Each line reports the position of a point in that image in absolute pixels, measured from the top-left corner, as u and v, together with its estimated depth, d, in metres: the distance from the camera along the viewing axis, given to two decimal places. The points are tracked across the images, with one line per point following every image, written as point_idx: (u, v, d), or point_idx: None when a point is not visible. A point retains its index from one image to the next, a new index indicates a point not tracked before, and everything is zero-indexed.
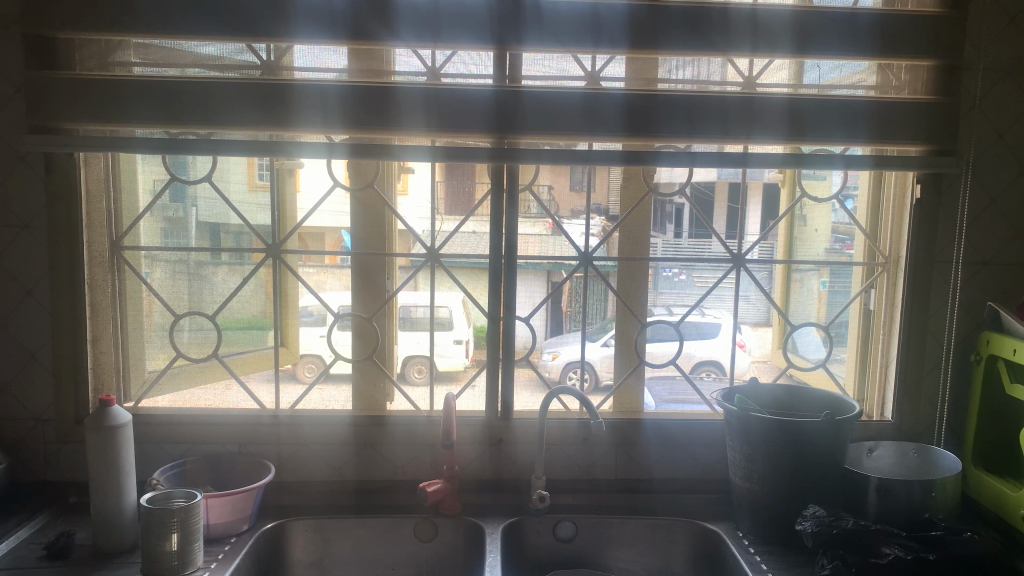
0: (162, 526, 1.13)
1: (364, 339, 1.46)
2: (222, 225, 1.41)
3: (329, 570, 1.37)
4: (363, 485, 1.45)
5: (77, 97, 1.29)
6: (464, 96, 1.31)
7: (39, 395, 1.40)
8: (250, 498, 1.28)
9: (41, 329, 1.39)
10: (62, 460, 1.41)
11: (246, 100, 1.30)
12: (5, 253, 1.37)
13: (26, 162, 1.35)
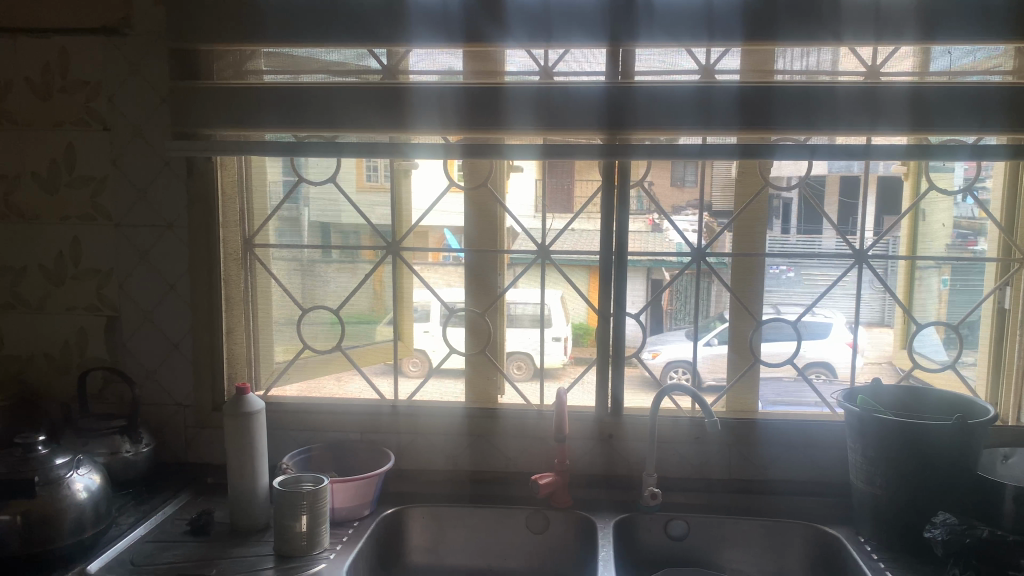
0: (293, 507, 1.21)
1: (477, 335, 1.49)
2: (336, 224, 1.48)
3: (443, 557, 1.41)
4: (477, 476, 1.49)
5: (216, 104, 1.38)
6: (575, 95, 1.33)
7: (181, 382, 1.51)
8: (371, 484, 1.34)
9: (182, 322, 1.49)
10: (201, 444, 1.52)
11: (369, 105, 1.36)
12: (152, 251, 1.48)
13: (170, 167, 1.46)
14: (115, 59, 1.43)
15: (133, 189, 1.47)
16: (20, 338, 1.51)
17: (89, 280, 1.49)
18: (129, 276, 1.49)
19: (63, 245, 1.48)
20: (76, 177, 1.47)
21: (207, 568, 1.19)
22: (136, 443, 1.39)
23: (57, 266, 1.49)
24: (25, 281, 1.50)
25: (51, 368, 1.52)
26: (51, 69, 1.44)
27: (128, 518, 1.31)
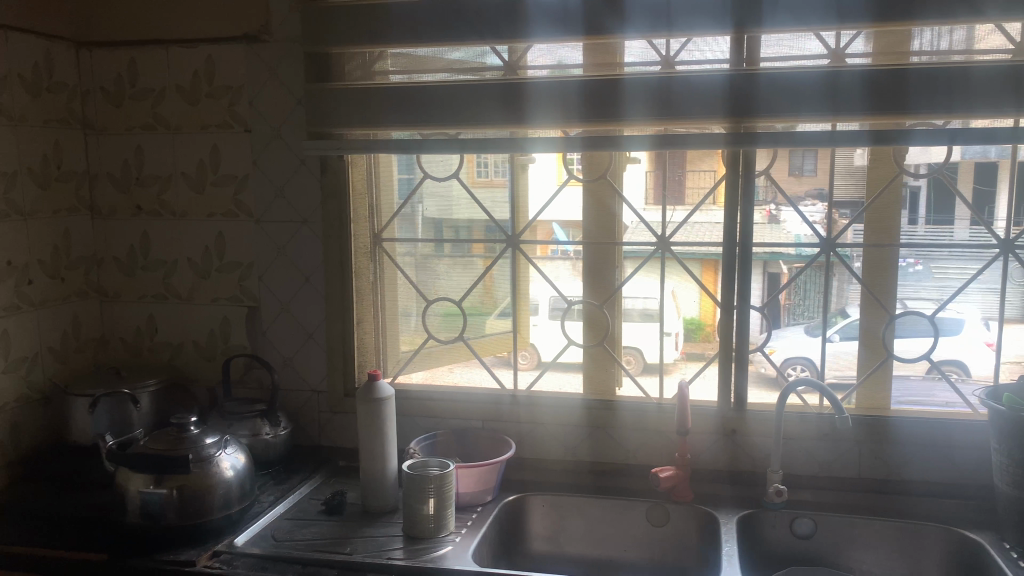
0: (421, 491, 1.25)
1: (596, 327, 1.50)
2: (450, 221, 1.53)
3: (564, 545, 1.43)
4: (599, 466, 1.49)
5: (348, 105, 1.44)
6: (698, 84, 1.31)
7: (315, 369, 1.59)
8: (494, 470, 1.37)
9: (316, 312, 1.57)
10: (334, 428, 1.60)
11: (492, 101, 1.38)
12: (289, 245, 1.57)
13: (305, 165, 1.53)
14: (256, 65, 1.52)
15: (272, 187, 1.55)
16: (172, 327, 1.64)
17: (233, 273, 1.60)
18: (268, 269, 1.58)
19: (209, 240, 1.59)
20: (221, 176, 1.57)
21: (341, 545, 1.25)
22: (275, 427, 1.47)
23: (204, 260, 1.60)
24: (176, 274, 1.62)
25: (199, 355, 1.63)
26: (199, 76, 1.54)
27: (269, 496, 1.39)
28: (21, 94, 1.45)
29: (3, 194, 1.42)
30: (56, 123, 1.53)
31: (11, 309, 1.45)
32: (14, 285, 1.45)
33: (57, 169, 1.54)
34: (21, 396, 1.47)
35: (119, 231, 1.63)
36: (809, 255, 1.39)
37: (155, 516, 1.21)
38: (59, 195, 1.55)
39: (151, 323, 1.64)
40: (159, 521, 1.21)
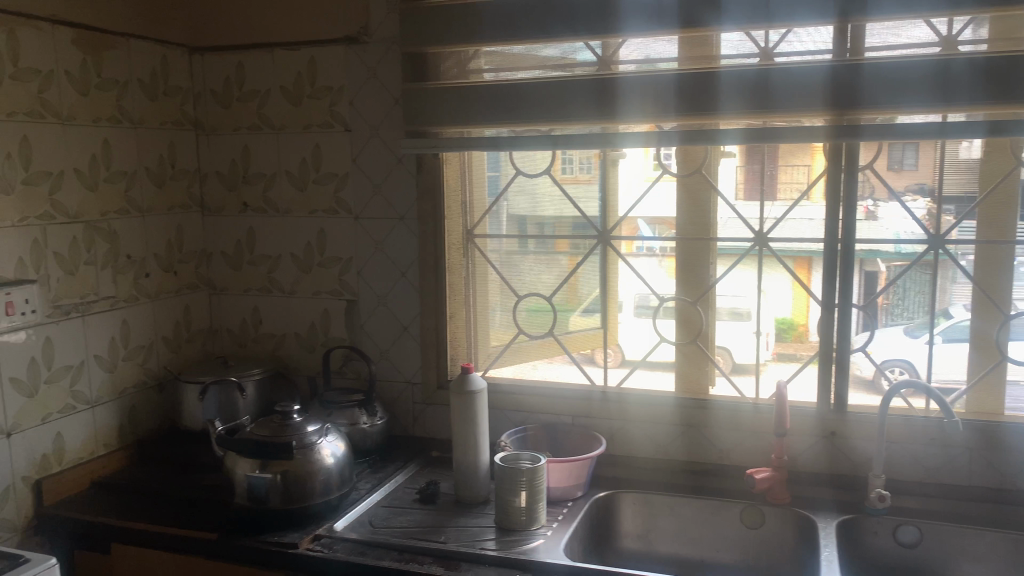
0: (513, 483, 1.27)
1: (688, 324, 1.48)
2: (539, 219, 1.53)
3: (655, 543, 1.42)
4: (692, 466, 1.47)
5: (445, 103, 1.47)
6: (798, 76, 1.28)
7: (409, 361, 1.63)
8: (586, 466, 1.38)
9: (411, 306, 1.61)
10: (427, 419, 1.63)
11: (585, 97, 1.39)
12: (386, 241, 1.61)
13: (402, 163, 1.57)
14: (356, 66, 1.56)
15: (370, 184, 1.60)
16: (275, 319, 1.71)
17: (333, 267, 1.65)
18: (366, 264, 1.63)
19: (311, 236, 1.65)
20: (322, 174, 1.62)
21: (436, 534, 1.28)
22: (371, 416, 1.52)
23: (306, 255, 1.66)
24: (280, 268, 1.69)
25: (300, 346, 1.70)
26: (302, 77, 1.60)
27: (366, 484, 1.44)
28: (141, 98, 1.54)
29: (124, 192, 1.51)
30: (171, 124, 1.62)
31: (131, 300, 1.54)
32: (134, 278, 1.54)
33: (172, 168, 1.63)
34: (139, 381, 1.57)
35: (227, 227, 1.71)
36: (909, 253, 1.33)
37: (260, 499, 1.27)
38: (173, 193, 1.64)
39: (256, 314, 1.72)
40: (264, 504, 1.26)
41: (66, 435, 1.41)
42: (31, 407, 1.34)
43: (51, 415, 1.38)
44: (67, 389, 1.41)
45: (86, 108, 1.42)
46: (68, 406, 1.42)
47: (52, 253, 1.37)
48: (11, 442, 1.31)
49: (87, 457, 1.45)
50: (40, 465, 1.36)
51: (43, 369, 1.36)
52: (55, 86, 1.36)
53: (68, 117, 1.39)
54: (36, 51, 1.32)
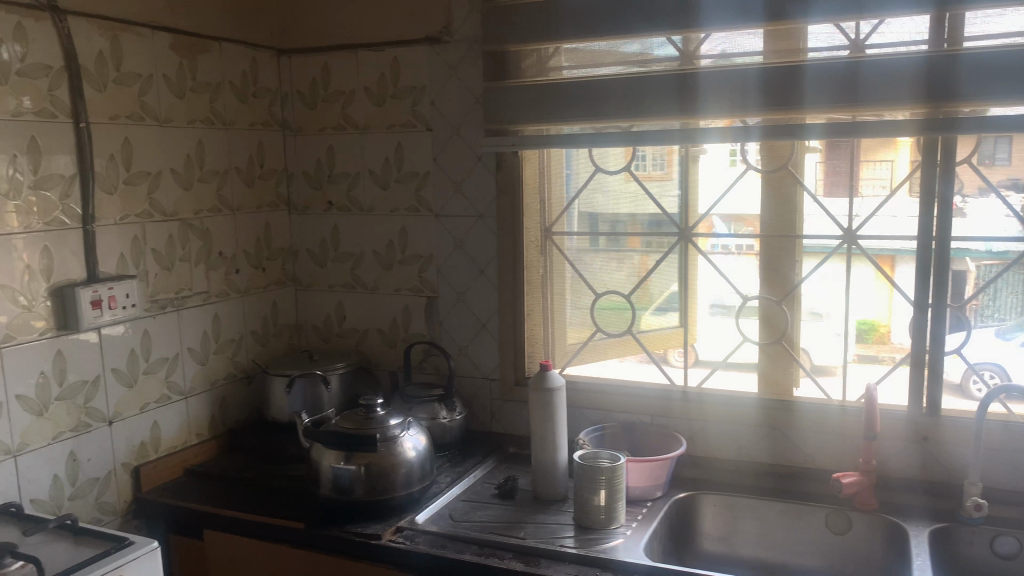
0: (592, 481, 1.27)
1: (772, 324, 1.44)
2: (617, 217, 1.53)
3: (736, 546, 1.40)
4: (776, 468, 1.44)
5: (524, 101, 1.48)
6: (891, 67, 1.23)
7: (488, 358, 1.64)
8: (665, 466, 1.36)
9: (490, 303, 1.62)
10: (504, 415, 1.64)
11: (666, 94, 1.37)
12: (465, 239, 1.62)
13: (482, 161, 1.58)
14: (438, 66, 1.58)
15: (450, 183, 1.62)
16: (358, 315, 1.75)
17: (414, 264, 1.68)
18: (446, 261, 1.65)
19: (393, 234, 1.69)
20: (404, 173, 1.65)
21: (515, 530, 1.29)
22: (451, 411, 1.54)
23: (388, 253, 1.70)
24: (363, 266, 1.73)
25: (382, 341, 1.73)
26: (385, 78, 1.63)
27: (446, 477, 1.46)
28: (232, 100, 1.60)
29: (216, 191, 1.57)
30: (260, 126, 1.67)
31: (222, 295, 1.60)
32: (225, 274, 1.60)
33: (261, 168, 1.68)
34: (229, 374, 1.62)
35: (312, 225, 1.76)
36: (1000, 251, 1.27)
37: (345, 490, 1.30)
38: (262, 192, 1.69)
39: (339, 310, 1.76)
40: (348, 495, 1.29)
41: (162, 424, 1.48)
42: (131, 396, 1.41)
43: (149, 404, 1.45)
44: (163, 380, 1.47)
45: (182, 111, 1.48)
46: (164, 396, 1.48)
47: (151, 249, 1.44)
48: (112, 429, 1.38)
49: (181, 445, 1.52)
50: (139, 452, 1.43)
51: (142, 360, 1.43)
52: (154, 90, 1.42)
53: (165, 120, 1.45)
54: (137, 57, 1.39)
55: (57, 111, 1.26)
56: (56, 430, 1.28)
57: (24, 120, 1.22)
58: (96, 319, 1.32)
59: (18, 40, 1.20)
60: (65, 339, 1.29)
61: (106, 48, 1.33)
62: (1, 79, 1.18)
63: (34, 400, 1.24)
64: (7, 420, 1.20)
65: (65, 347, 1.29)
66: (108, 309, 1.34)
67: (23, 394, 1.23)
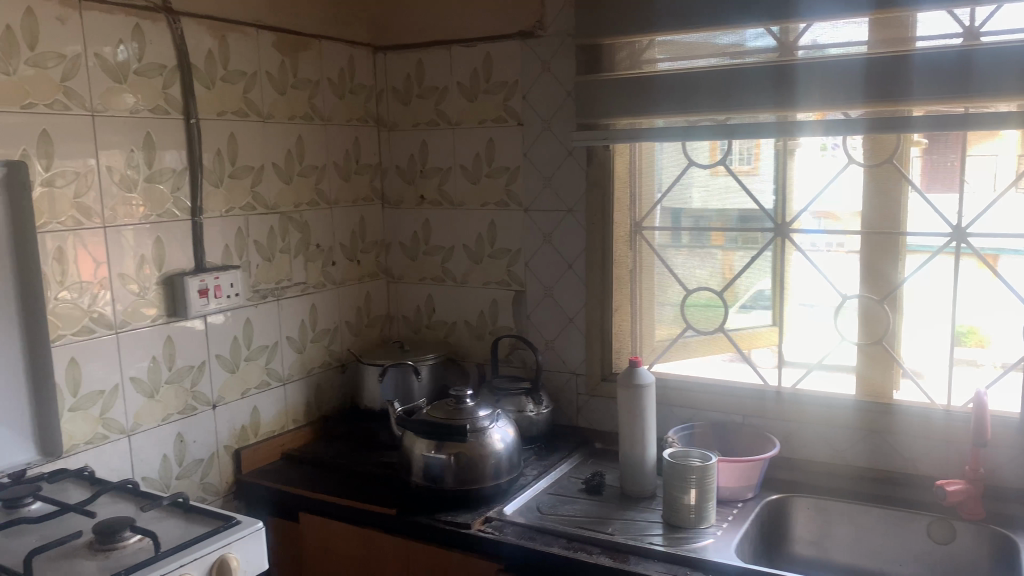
0: (682, 479, 1.25)
1: (872, 324, 1.39)
2: (709, 212, 1.50)
3: (830, 551, 1.35)
4: (874, 473, 1.39)
5: (617, 95, 1.47)
6: (1007, 54, 1.16)
7: (575, 353, 1.64)
8: (758, 467, 1.33)
9: (577, 297, 1.62)
10: (591, 410, 1.64)
11: (764, 86, 1.34)
12: (554, 233, 1.62)
13: (572, 156, 1.58)
14: (531, 60, 1.59)
15: (541, 177, 1.62)
16: (448, 308, 1.77)
17: (503, 258, 1.69)
18: (534, 255, 1.65)
19: (483, 228, 1.70)
20: (495, 168, 1.66)
21: (603, 525, 1.28)
22: (537, 405, 1.54)
23: (477, 246, 1.71)
24: (453, 259, 1.75)
25: (470, 334, 1.75)
26: (478, 73, 1.64)
27: (534, 470, 1.47)
28: (330, 96, 1.64)
29: (315, 185, 1.62)
30: (356, 121, 1.72)
31: (319, 286, 1.65)
32: (322, 266, 1.65)
33: (356, 163, 1.72)
34: (324, 362, 1.68)
35: (405, 219, 1.79)
36: None
37: (436, 478, 1.32)
38: (357, 186, 1.73)
39: (429, 302, 1.79)
40: (438, 483, 1.32)
41: (261, 408, 1.54)
42: (233, 381, 1.47)
43: (250, 389, 1.51)
44: (263, 367, 1.53)
45: (283, 107, 1.53)
46: (264, 382, 1.54)
47: (253, 241, 1.49)
48: (216, 412, 1.44)
49: (278, 430, 1.57)
50: (240, 435, 1.49)
51: (244, 348, 1.48)
52: (258, 88, 1.48)
53: (268, 116, 1.50)
54: (244, 55, 1.44)
55: (170, 107, 1.33)
56: (165, 412, 1.35)
57: (140, 116, 1.28)
58: (203, 307, 1.38)
59: (136, 41, 1.26)
60: (175, 326, 1.35)
61: (215, 47, 1.39)
62: (120, 77, 1.24)
63: (146, 383, 1.31)
64: (123, 401, 1.27)
65: (175, 333, 1.35)
66: (214, 297, 1.40)
67: (137, 377, 1.29)
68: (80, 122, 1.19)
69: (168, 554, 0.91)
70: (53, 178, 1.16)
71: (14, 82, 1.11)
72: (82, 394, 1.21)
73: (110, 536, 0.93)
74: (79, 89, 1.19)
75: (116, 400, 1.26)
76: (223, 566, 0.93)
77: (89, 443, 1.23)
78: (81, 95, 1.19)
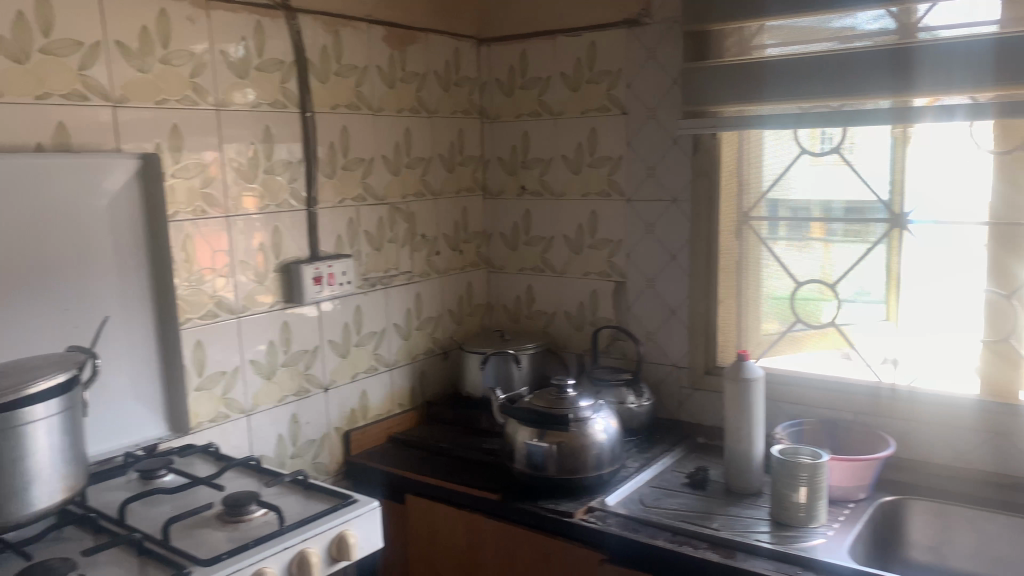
0: (791, 477, 1.22)
1: (999, 320, 1.31)
2: (819, 202, 1.45)
3: (949, 558, 1.29)
4: (999, 479, 1.31)
5: (724, 82, 1.43)
6: None
7: (677, 345, 1.62)
8: (872, 467, 1.29)
9: (680, 288, 1.59)
10: (693, 404, 1.61)
11: (881, 70, 1.28)
12: (657, 222, 1.60)
13: (677, 144, 1.55)
14: (635, 48, 1.57)
15: (644, 167, 1.60)
16: (548, 298, 1.78)
17: (604, 248, 1.68)
18: (636, 246, 1.64)
19: (584, 218, 1.70)
20: (597, 158, 1.66)
21: (708, 520, 1.26)
22: (639, 397, 1.53)
23: (578, 237, 1.71)
24: (553, 249, 1.75)
25: (570, 324, 1.75)
26: (582, 62, 1.64)
27: (635, 463, 1.46)
28: (436, 89, 1.67)
29: (421, 176, 1.65)
30: (461, 113, 1.74)
31: (424, 275, 1.68)
32: (426, 255, 1.69)
33: (460, 155, 1.75)
34: (427, 349, 1.71)
35: (506, 209, 1.81)
36: None
37: (538, 467, 1.33)
38: (461, 177, 1.76)
39: (529, 292, 1.80)
40: (542, 471, 1.32)
41: (369, 392, 1.59)
42: (344, 365, 1.53)
43: (358, 373, 1.56)
44: (371, 353, 1.58)
45: (392, 100, 1.57)
46: (372, 367, 1.59)
47: (363, 231, 1.54)
48: (328, 395, 1.50)
49: (385, 414, 1.62)
50: (349, 417, 1.55)
51: (354, 333, 1.54)
52: (369, 81, 1.52)
53: (378, 109, 1.54)
54: (356, 50, 1.49)
55: (288, 102, 1.38)
56: (281, 394, 1.41)
57: (260, 111, 1.34)
58: (317, 294, 1.43)
59: (257, 38, 1.32)
60: (290, 312, 1.41)
61: (329, 43, 1.43)
62: (243, 74, 1.30)
63: (264, 365, 1.37)
64: (243, 382, 1.34)
65: (290, 319, 1.41)
66: (327, 285, 1.45)
67: (256, 359, 1.36)
68: (207, 117, 1.26)
69: (293, 528, 0.95)
70: (183, 170, 1.23)
71: (149, 79, 1.18)
72: (207, 373, 1.28)
73: (238, 509, 0.98)
74: (207, 85, 1.25)
75: (237, 380, 1.33)
76: (342, 542, 0.97)
77: (213, 420, 1.30)
78: (208, 91, 1.26)
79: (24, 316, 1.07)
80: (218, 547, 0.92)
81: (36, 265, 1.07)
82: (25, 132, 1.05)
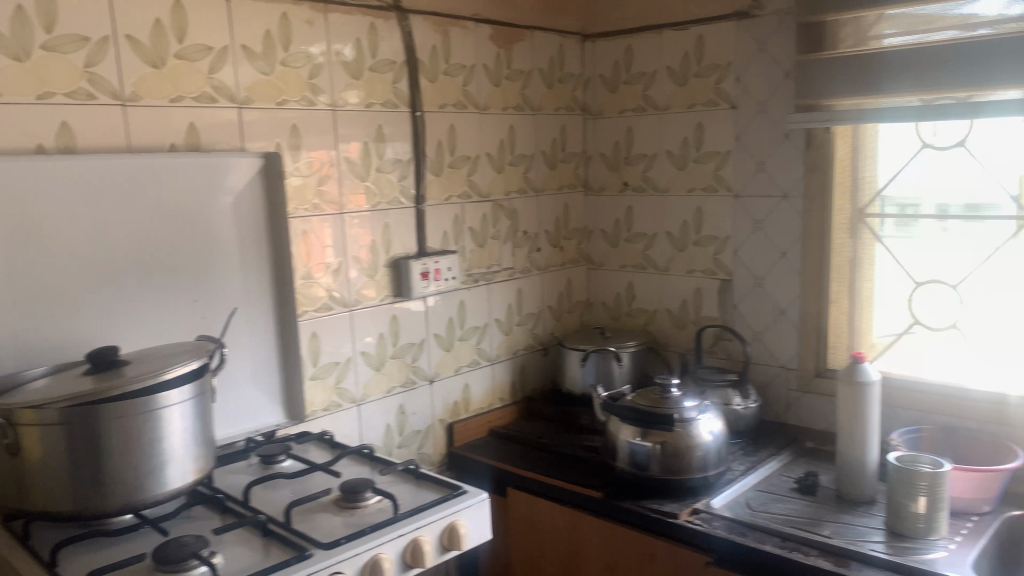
0: (910, 486, 1.17)
1: None
2: (943, 199, 1.38)
3: None
4: None
5: (839, 74, 1.38)
6: None
7: (786, 345, 1.57)
8: (998, 479, 1.22)
9: (791, 287, 1.55)
10: (801, 407, 1.56)
11: (1013, 58, 1.20)
12: (767, 219, 1.56)
13: (789, 139, 1.50)
14: (746, 41, 1.53)
15: (753, 162, 1.56)
16: (650, 296, 1.76)
17: (709, 245, 1.65)
18: (744, 243, 1.60)
19: (689, 215, 1.67)
20: (704, 153, 1.63)
21: (818, 527, 1.22)
22: (745, 398, 1.50)
23: (682, 234, 1.69)
24: (655, 246, 1.73)
25: (672, 322, 1.73)
26: (689, 57, 1.61)
27: (741, 465, 1.43)
28: (541, 86, 1.68)
29: (524, 173, 1.67)
30: (564, 110, 1.74)
31: (526, 271, 1.70)
32: (528, 252, 1.70)
33: (563, 151, 1.75)
34: (528, 345, 1.72)
35: (608, 206, 1.80)
36: None
37: (641, 466, 1.32)
38: (563, 173, 1.76)
39: (630, 289, 1.79)
40: (646, 471, 1.31)
41: (472, 386, 1.61)
42: (448, 359, 1.55)
43: (462, 366, 1.58)
44: (474, 347, 1.60)
45: (498, 97, 1.59)
46: (474, 361, 1.61)
47: (468, 228, 1.56)
48: (432, 387, 1.53)
49: (486, 408, 1.65)
50: (453, 410, 1.58)
51: (457, 328, 1.56)
52: (476, 80, 1.54)
53: (484, 107, 1.56)
54: (464, 49, 1.51)
55: (399, 101, 1.41)
56: (389, 385, 1.45)
57: (373, 110, 1.38)
58: (424, 289, 1.46)
59: (371, 40, 1.36)
60: (399, 305, 1.45)
61: (439, 42, 1.46)
62: (357, 74, 1.34)
63: (374, 356, 1.42)
64: (354, 372, 1.38)
65: (399, 312, 1.45)
66: (434, 280, 1.48)
67: (366, 351, 1.40)
68: (324, 117, 1.30)
69: (406, 517, 0.99)
70: (302, 168, 1.28)
71: (272, 80, 1.23)
72: (321, 363, 1.33)
73: (354, 495, 1.02)
74: (324, 86, 1.30)
75: (349, 370, 1.37)
76: (453, 533, 1.01)
77: (326, 409, 1.35)
78: (325, 91, 1.30)
79: (159, 307, 1.13)
80: (337, 532, 0.96)
81: (169, 259, 1.14)
82: (161, 133, 1.12)
